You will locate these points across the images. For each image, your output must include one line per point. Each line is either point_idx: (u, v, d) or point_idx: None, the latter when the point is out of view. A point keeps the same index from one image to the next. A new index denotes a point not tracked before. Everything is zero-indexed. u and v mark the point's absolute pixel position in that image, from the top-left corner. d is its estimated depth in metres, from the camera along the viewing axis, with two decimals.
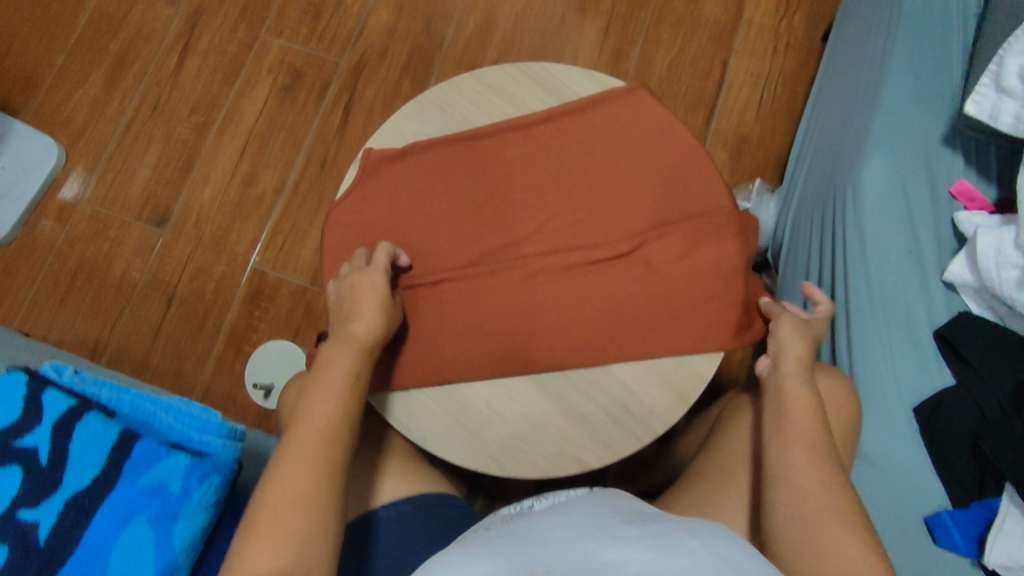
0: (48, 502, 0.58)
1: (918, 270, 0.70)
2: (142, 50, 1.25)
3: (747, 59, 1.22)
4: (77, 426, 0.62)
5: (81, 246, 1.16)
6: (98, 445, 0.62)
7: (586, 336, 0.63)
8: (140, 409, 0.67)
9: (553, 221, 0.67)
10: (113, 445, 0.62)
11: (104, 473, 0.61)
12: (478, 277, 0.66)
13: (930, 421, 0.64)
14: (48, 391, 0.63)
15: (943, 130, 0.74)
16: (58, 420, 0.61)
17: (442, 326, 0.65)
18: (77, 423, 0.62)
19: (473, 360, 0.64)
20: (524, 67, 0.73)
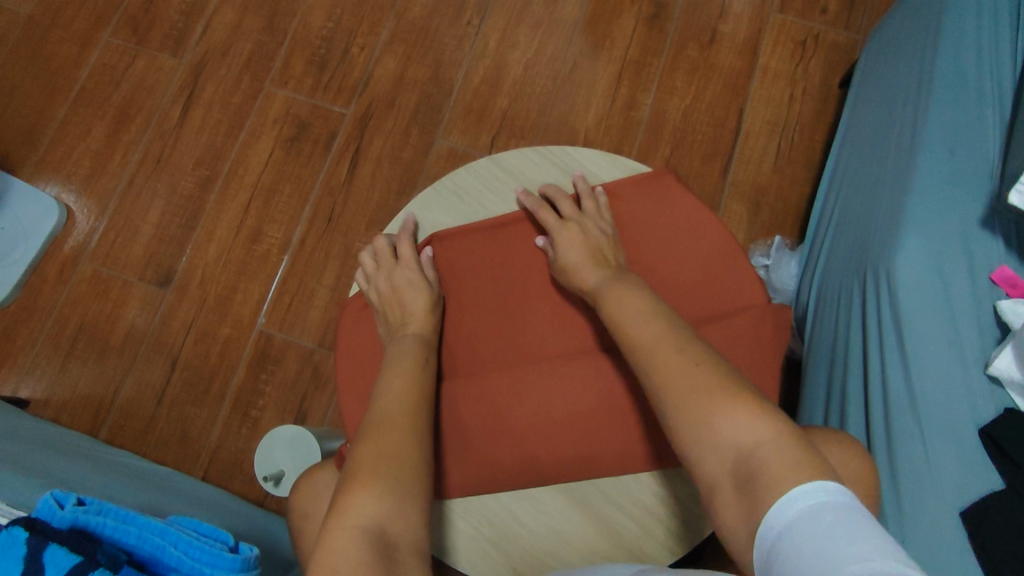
0: None
1: (960, 362, 0.67)
2: (145, 102, 1.22)
3: (763, 106, 1.19)
4: None
5: (82, 307, 1.13)
6: None
7: (615, 446, 0.60)
8: (151, 545, 0.51)
9: (577, 317, 0.65)
10: None
11: None
12: (496, 381, 0.62)
13: (981, 529, 0.61)
14: (50, 543, 0.46)
15: (981, 210, 0.71)
16: None
17: (463, 432, 0.62)
18: None
19: (497, 469, 0.61)
20: (544, 150, 0.70)
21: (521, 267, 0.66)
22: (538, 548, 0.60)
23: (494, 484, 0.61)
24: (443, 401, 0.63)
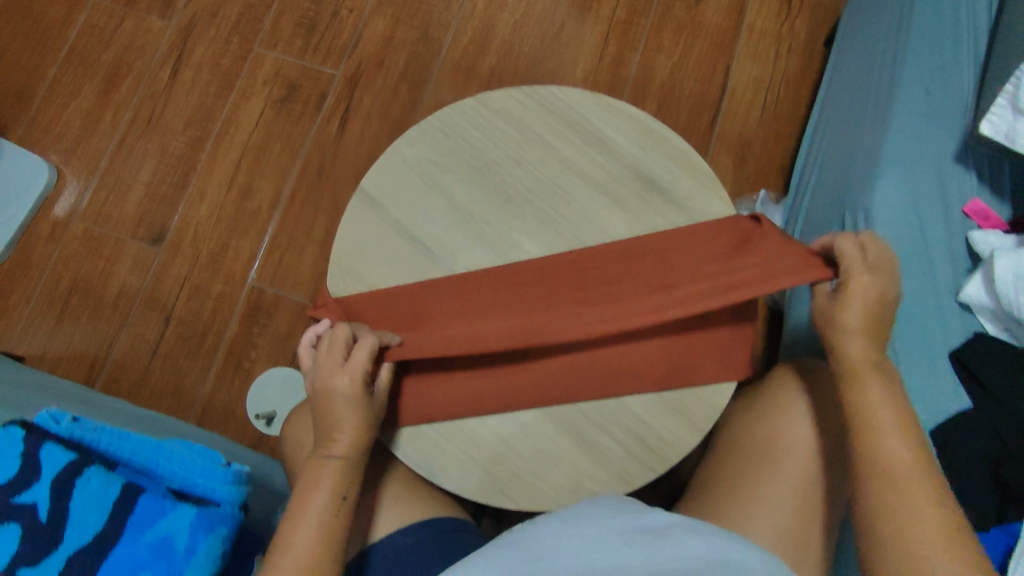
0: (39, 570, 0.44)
1: (933, 292, 0.68)
2: (135, 63, 1.22)
3: (749, 64, 1.21)
4: (77, 483, 0.47)
5: (76, 264, 1.14)
6: (99, 505, 0.47)
7: (600, 369, 0.62)
8: (144, 452, 0.53)
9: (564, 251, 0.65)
10: (116, 502, 0.48)
11: (105, 531, 0.47)
12: (483, 309, 0.64)
13: (948, 445, 0.63)
14: (46, 442, 0.48)
15: (955, 147, 0.72)
16: (57, 476, 0.47)
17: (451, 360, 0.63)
18: (77, 478, 0.47)
19: (481, 396, 0.62)
20: (529, 89, 0.71)
21: (507, 203, 0.67)
22: (523, 471, 0.61)
23: (479, 408, 0.63)
24: (430, 328, 0.64)
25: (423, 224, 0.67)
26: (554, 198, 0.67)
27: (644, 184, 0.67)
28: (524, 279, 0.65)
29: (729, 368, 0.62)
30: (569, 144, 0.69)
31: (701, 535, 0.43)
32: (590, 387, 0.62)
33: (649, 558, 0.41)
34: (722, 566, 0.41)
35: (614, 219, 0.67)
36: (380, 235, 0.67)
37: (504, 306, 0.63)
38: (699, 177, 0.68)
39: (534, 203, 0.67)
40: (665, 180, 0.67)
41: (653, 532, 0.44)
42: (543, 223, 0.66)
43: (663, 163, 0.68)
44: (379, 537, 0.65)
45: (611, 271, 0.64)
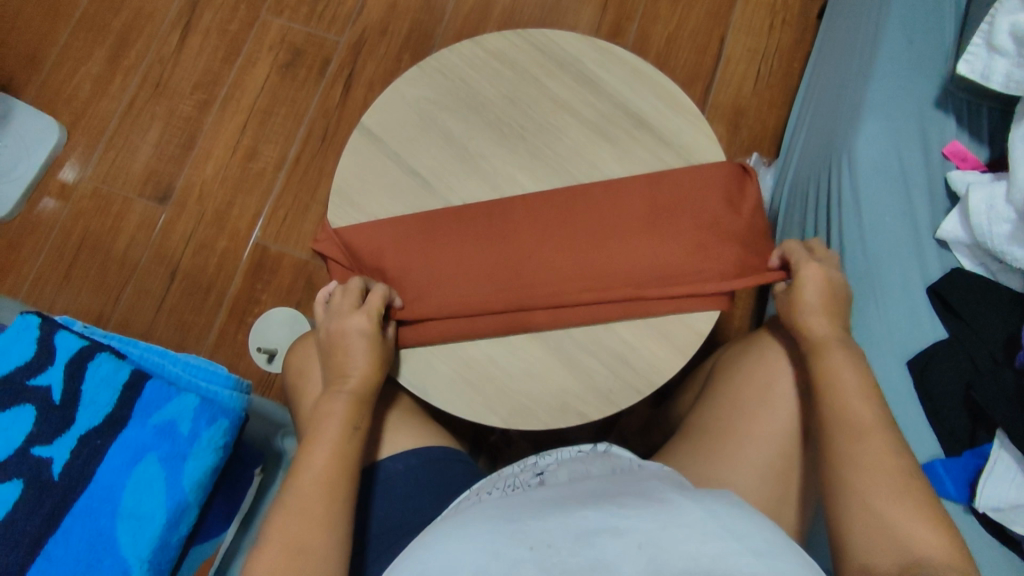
0: (62, 440, 0.57)
1: (913, 230, 0.71)
2: (144, 28, 1.25)
3: (744, 34, 1.23)
4: (89, 367, 0.60)
5: (84, 221, 1.17)
6: (110, 386, 0.60)
7: (588, 296, 0.65)
8: (149, 359, 0.65)
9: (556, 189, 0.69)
10: (125, 385, 0.61)
11: (116, 411, 0.60)
12: (480, 242, 0.68)
13: (924, 374, 0.65)
14: (60, 333, 0.61)
15: (936, 93, 0.75)
16: (70, 361, 0.59)
17: (447, 289, 0.67)
18: (89, 363, 0.60)
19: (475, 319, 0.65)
20: (524, 34, 0.74)
21: (502, 141, 0.70)
22: (512, 391, 0.64)
23: (473, 330, 0.65)
24: (428, 260, 0.68)
25: (422, 158, 0.70)
26: (546, 134, 0.71)
27: (632, 121, 0.71)
28: (513, 214, 0.68)
29: (710, 297, 0.65)
30: (561, 84, 0.72)
31: (706, 508, 0.47)
32: (577, 311, 0.65)
33: (651, 519, 0.45)
34: (719, 528, 0.44)
35: (603, 155, 0.70)
36: (380, 168, 0.70)
37: (494, 239, 0.68)
38: (684, 115, 0.71)
39: (527, 139, 0.71)
40: (652, 117, 0.71)
41: (662, 505, 0.47)
42: (535, 158, 0.70)
43: (650, 102, 0.71)
44: (374, 461, 0.67)
45: (595, 206, 0.68)
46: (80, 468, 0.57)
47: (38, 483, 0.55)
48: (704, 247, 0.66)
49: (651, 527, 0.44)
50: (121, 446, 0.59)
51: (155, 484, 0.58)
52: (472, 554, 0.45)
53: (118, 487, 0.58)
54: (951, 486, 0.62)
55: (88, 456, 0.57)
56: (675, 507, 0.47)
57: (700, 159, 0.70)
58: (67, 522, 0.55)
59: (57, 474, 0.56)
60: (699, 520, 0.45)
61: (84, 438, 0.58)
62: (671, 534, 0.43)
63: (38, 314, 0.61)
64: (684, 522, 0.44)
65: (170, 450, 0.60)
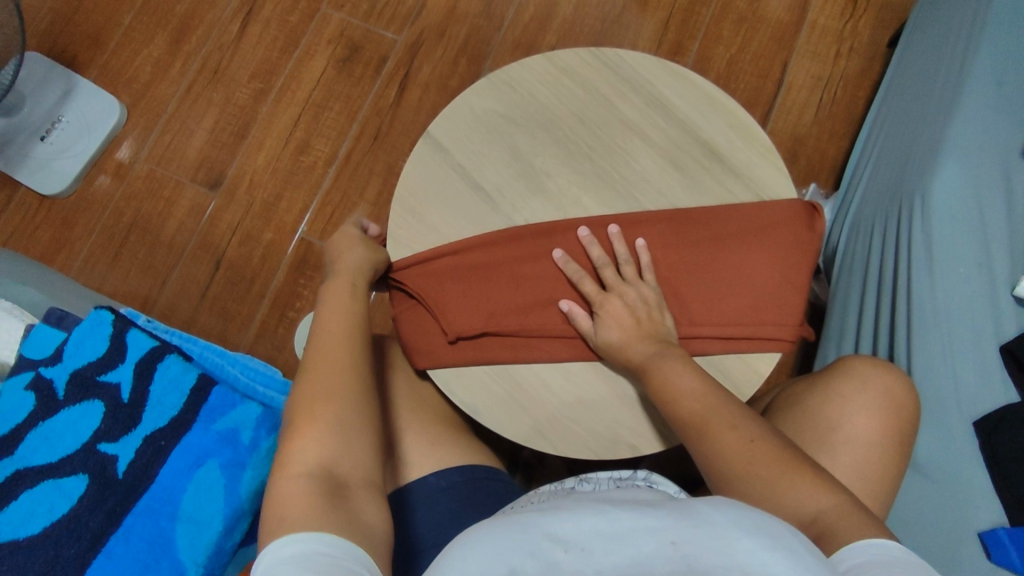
0: (128, 439, 0.67)
1: (987, 282, 0.68)
2: (207, 15, 1.27)
3: (809, 61, 1.20)
4: (158, 368, 0.71)
5: (136, 203, 1.19)
6: (177, 389, 0.70)
7: None
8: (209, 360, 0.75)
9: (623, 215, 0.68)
10: (191, 389, 0.71)
11: (180, 414, 0.69)
12: (541, 261, 0.67)
13: (991, 435, 0.63)
14: (132, 331, 0.72)
15: (1020, 141, 0.72)
16: (141, 361, 0.71)
17: (504, 306, 0.66)
18: (158, 364, 0.71)
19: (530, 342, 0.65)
20: (597, 51, 0.73)
21: (568, 159, 0.69)
22: (563, 419, 0.63)
23: (529, 354, 0.65)
24: (486, 275, 0.67)
25: (485, 171, 0.70)
26: (613, 157, 0.69)
27: (702, 150, 0.69)
28: (575, 237, 0.67)
29: (774, 338, 0.63)
30: (631, 107, 0.71)
31: (731, 504, 0.42)
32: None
33: (667, 518, 0.40)
34: (742, 529, 0.39)
35: (671, 183, 0.69)
36: (443, 178, 0.70)
37: (552, 263, 0.67)
38: (757, 147, 0.69)
39: (593, 160, 0.69)
40: (723, 147, 0.69)
41: (680, 504, 0.43)
42: (600, 180, 0.69)
43: (722, 131, 0.69)
44: (417, 476, 0.65)
45: (659, 237, 0.67)
46: (142, 468, 0.66)
47: (100, 474, 0.64)
48: (772, 286, 0.65)
49: (681, 524, 0.40)
50: (184, 450, 0.67)
51: (215, 488, 0.66)
52: (492, 555, 0.40)
53: (181, 489, 0.66)
54: (1017, 557, 0.59)
55: (151, 457, 0.66)
56: (693, 507, 0.41)
57: (770, 194, 0.68)
58: (128, 520, 0.63)
59: (122, 472, 0.65)
60: (728, 517, 0.40)
61: (149, 440, 0.67)
62: (704, 531, 0.38)
63: (112, 312, 0.72)
64: (714, 520, 0.39)
65: (231, 457, 0.68)
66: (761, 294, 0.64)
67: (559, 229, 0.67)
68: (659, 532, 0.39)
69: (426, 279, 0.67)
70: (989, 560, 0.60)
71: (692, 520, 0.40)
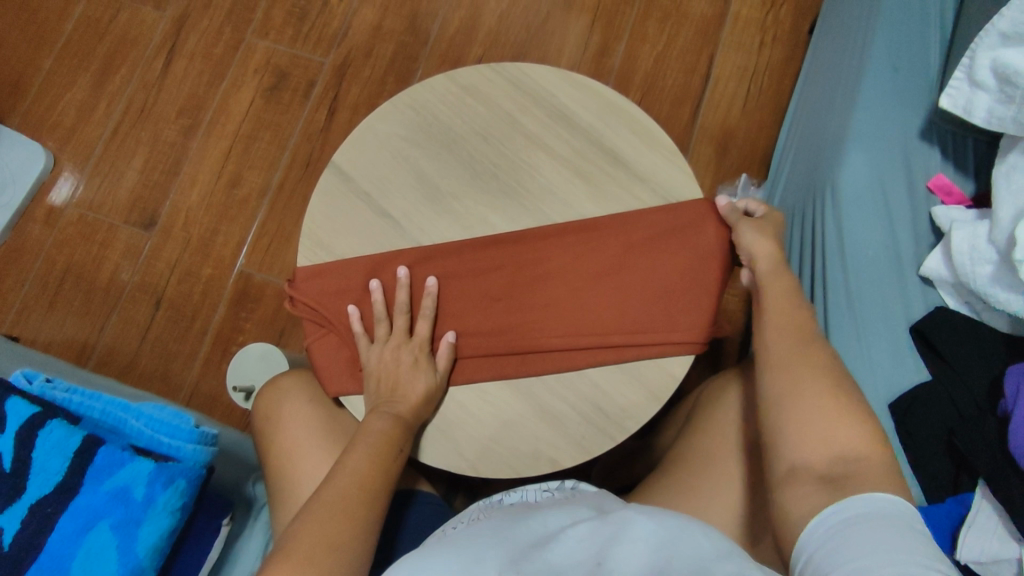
0: (13, 508, 0.51)
1: (895, 266, 0.69)
2: (130, 53, 1.25)
3: (733, 53, 1.21)
4: (39, 435, 0.53)
5: (70, 249, 1.17)
6: (62, 452, 0.53)
7: (565, 337, 0.64)
8: (111, 415, 0.57)
9: (531, 230, 0.68)
10: (79, 450, 0.53)
11: (67, 479, 0.52)
12: (453, 282, 0.67)
13: (906, 418, 0.64)
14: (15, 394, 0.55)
15: (921, 124, 0.73)
16: (20, 429, 0.53)
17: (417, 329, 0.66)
18: (39, 432, 0.53)
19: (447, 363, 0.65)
20: (498, 66, 0.73)
21: (475, 179, 0.69)
22: (485, 439, 0.63)
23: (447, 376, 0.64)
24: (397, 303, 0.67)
25: (393, 197, 0.69)
26: (519, 172, 0.69)
27: (607, 159, 0.69)
28: (483, 256, 0.67)
29: (687, 340, 0.64)
30: (534, 121, 0.71)
31: (649, 518, 0.46)
32: (548, 356, 0.64)
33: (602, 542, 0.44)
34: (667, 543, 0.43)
35: (579, 193, 0.69)
36: (352, 208, 0.69)
37: (463, 285, 0.67)
38: (662, 151, 0.69)
39: (500, 177, 0.69)
40: (628, 153, 0.69)
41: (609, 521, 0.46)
42: (507, 197, 0.69)
43: (626, 137, 0.70)
44: None
45: (569, 250, 0.67)
46: (28, 540, 0.50)
47: None
48: (679, 288, 0.65)
49: (613, 543, 0.43)
50: (74, 514, 0.51)
51: (105, 556, 0.50)
52: None
53: (68, 558, 0.50)
54: (932, 535, 0.59)
55: (39, 526, 0.51)
56: (624, 524, 0.45)
57: (676, 196, 0.68)
58: None
59: (7, 544, 0.50)
60: (652, 529, 0.44)
61: (35, 507, 0.51)
62: (633, 551, 0.42)
63: None
64: (640, 534, 0.44)
65: (122, 517, 0.51)
66: (669, 297, 0.65)
67: (470, 248, 0.67)
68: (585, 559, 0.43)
69: (339, 311, 0.67)
70: None
71: (613, 539, 0.44)
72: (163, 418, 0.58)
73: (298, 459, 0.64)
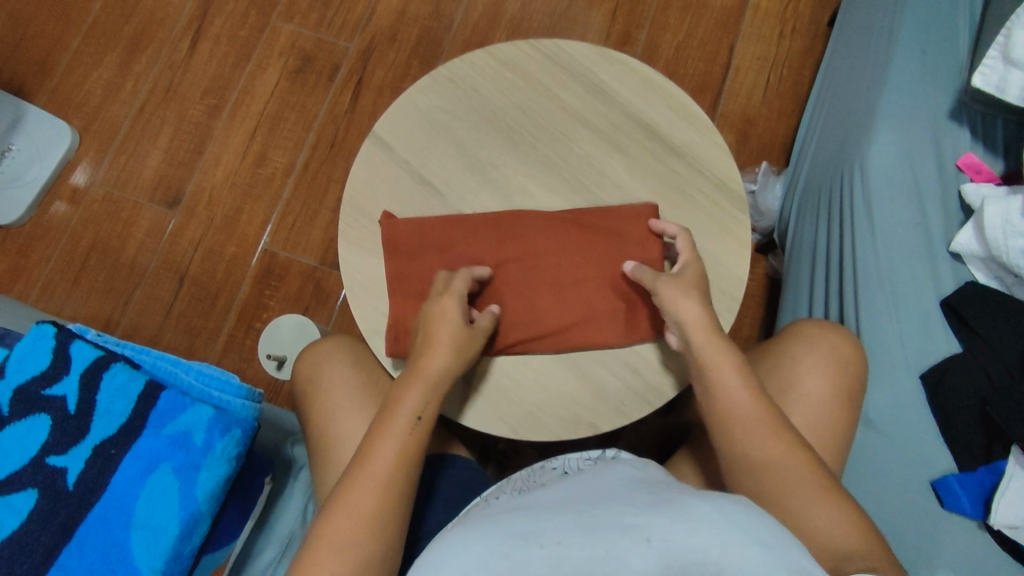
0: (77, 449, 0.54)
1: (924, 241, 0.71)
2: (156, 33, 1.26)
3: (754, 43, 1.23)
4: (104, 378, 0.56)
5: (94, 226, 1.18)
6: (125, 396, 0.56)
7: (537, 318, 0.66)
8: (162, 367, 0.61)
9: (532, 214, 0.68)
10: (140, 395, 0.57)
11: (130, 421, 0.56)
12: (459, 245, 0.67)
13: (937, 388, 0.65)
14: (77, 342, 0.58)
15: (949, 105, 0.74)
16: (85, 371, 0.56)
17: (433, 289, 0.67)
18: (103, 374, 0.57)
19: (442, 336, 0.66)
20: (535, 42, 0.74)
21: (513, 150, 0.71)
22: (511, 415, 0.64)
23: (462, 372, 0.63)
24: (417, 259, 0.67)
25: (433, 167, 0.71)
26: (557, 144, 0.71)
27: (644, 133, 0.71)
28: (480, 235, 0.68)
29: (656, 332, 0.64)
30: (571, 96, 0.72)
31: (716, 505, 0.42)
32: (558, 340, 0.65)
33: (655, 516, 0.42)
34: (725, 522, 0.40)
35: (615, 165, 0.70)
36: (392, 177, 0.71)
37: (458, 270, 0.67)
38: (697, 126, 0.71)
39: (538, 149, 0.71)
40: (664, 127, 0.71)
41: (668, 500, 0.44)
42: (546, 169, 0.70)
43: (661, 112, 0.71)
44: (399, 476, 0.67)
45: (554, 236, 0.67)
46: (92, 479, 0.54)
47: None
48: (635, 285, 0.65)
49: (661, 520, 0.41)
50: (136, 456, 0.55)
51: (168, 496, 0.54)
52: (487, 551, 0.43)
53: (132, 497, 0.54)
54: (966, 502, 0.61)
55: (102, 467, 0.54)
56: (682, 503, 0.43)
57: (710, 170, 0.70)
58: (82, 532, 0.53)
59: (72, 483, 0.53)
60: (710, 507, 0.42)
61: (99, 449, 0.55)
62: (684, 525, 0.40)
63: (54, 323, 0.58)
64: (695, 512, 0.41)
65: (183, 460, 0.55)
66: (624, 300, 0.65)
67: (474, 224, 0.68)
68: (638, 529, 0.41)
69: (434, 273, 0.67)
70: (943, 507, 0.62)
71: (674, 517, 0.41)
72: (211, 373, 0.63)
73: (339, 421, 0.65)
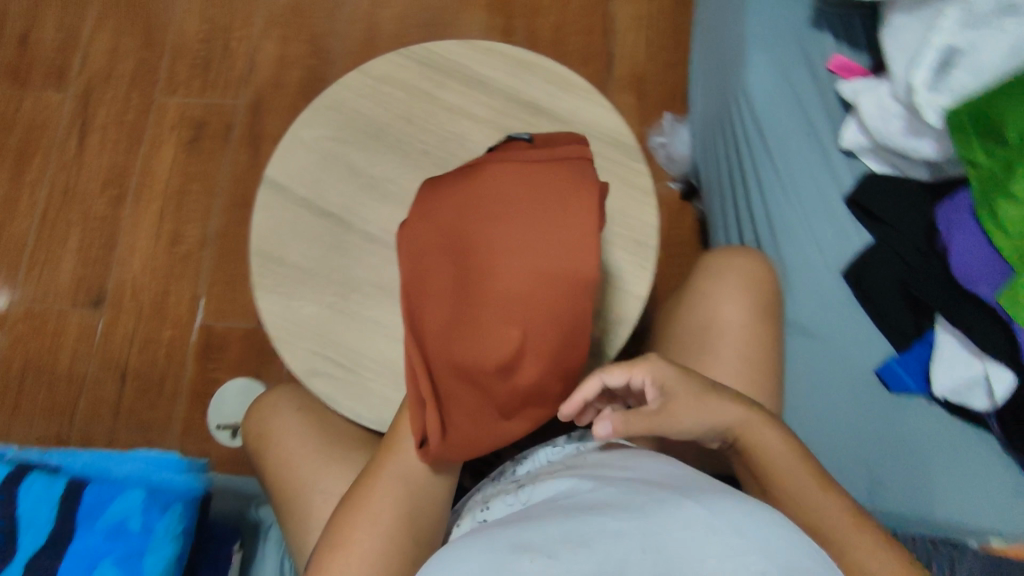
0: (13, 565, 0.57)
1: (817, 147, 0.73)
2: (41, 139, 1.23)
3: (629, 4, 1.26)
4: (24, 490, 0.60)
5: (22, 346, 1.13)
6: (48, 503, 0.60)
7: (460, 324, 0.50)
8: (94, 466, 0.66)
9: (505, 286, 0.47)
10: (64, 497, 0.60)
11: (60, 525, 0.59)
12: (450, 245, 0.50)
13: (860, 281, 0.66)
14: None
15: (808, 15, 0.77)
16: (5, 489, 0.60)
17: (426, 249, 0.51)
18: (24, 486, 0.60)
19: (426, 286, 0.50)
20: (404, 51, 0.74)
21: (406, 160, 0.71)
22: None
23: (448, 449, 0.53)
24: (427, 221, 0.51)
25: (331, 196, 0.70)
26: (447, 144, 0.71)
27: (529, 111, 0.71)
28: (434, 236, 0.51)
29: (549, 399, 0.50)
30: (450, 93, 0.73)
31: (711, 502, 0.40)
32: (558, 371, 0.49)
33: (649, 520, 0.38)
34: (726, 525, 0.37)
35: None
36: (293, 216, 0.70)
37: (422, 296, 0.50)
38: (576, 92, 0.72)
39: (430, 153, 0.71)
40: (545, 102, 0.72)
41: (660, 501, 0.41)
42: (442, 169, 0.71)
43: (540, 88, 0.72)
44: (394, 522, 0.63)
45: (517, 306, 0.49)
46: None
47: None
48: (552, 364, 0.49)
49: (657, 524, 0.38)
50: (74, 557, 0.58)
51: None
52: None
53: None
54: (910, 381, 0.62)
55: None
56: (677, 505, 0.40)
57: (599, 131, 0.71)
58: None
59: None
60: (706, 508, 0.39)
61: (34, 561, 0.57)
62: (686, 531, 0.37)
63: None
64: (694, 515, 0.38)
65: (123, 548, 0.58)
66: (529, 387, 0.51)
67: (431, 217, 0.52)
68: (629, 533, 0.38)
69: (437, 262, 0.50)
70: (891, 391, 0.63)
71: (667, 519, 0.38)
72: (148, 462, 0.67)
73: (296, 472, 0.63)
